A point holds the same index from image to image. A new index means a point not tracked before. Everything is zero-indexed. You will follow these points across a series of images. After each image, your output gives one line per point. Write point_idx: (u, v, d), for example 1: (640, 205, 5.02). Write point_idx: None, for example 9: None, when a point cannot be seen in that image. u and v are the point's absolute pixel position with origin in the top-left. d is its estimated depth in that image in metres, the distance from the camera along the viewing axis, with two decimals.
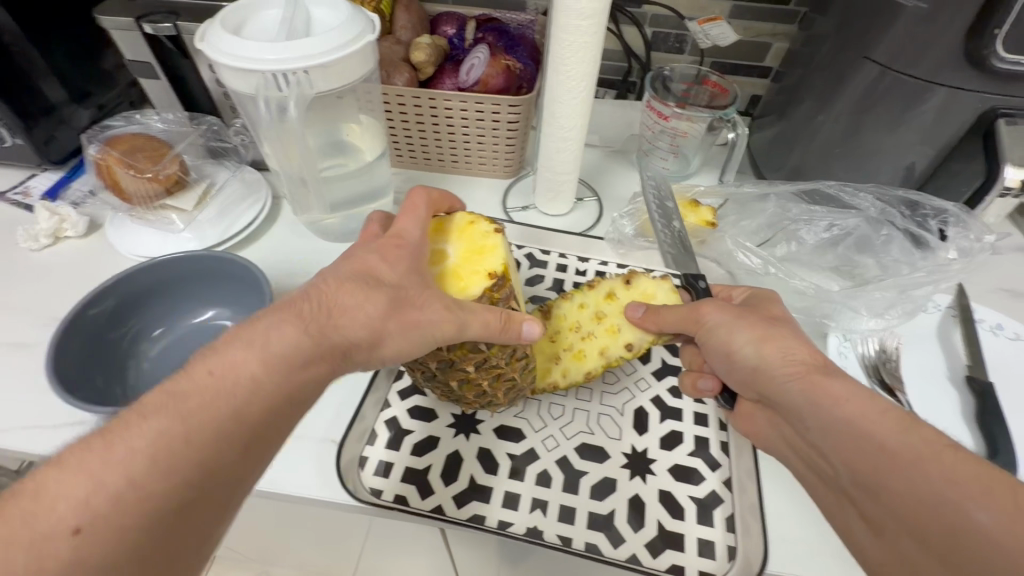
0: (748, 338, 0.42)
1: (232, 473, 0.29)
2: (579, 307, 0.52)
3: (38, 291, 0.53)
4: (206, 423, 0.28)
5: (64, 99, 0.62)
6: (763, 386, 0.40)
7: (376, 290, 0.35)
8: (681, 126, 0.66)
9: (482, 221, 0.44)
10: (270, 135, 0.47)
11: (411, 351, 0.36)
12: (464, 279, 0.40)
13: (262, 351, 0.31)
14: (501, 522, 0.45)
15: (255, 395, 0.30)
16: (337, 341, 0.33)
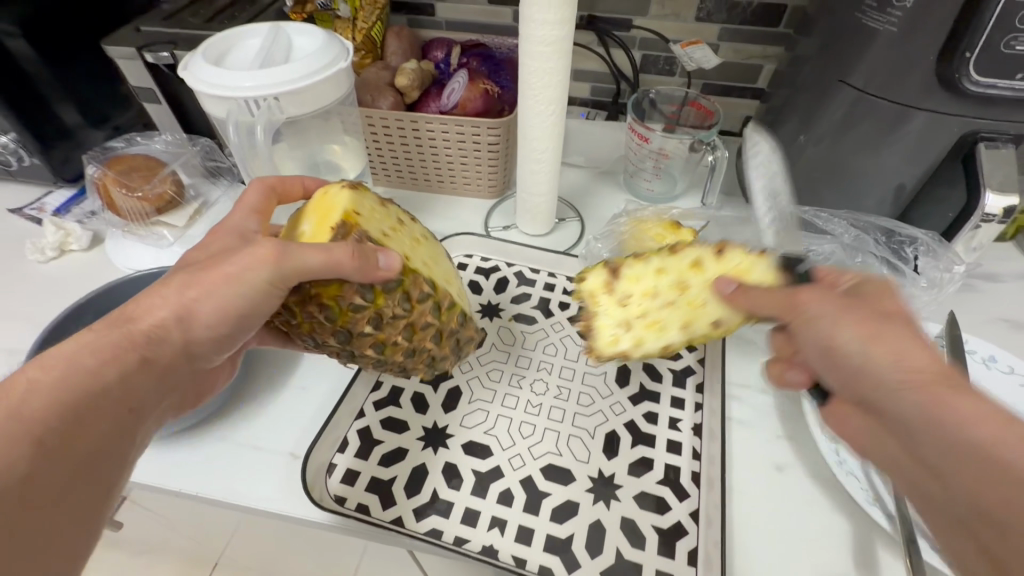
0: (889, 335, 0.30)
1: (57, 474, 0.27)
2: (655, 269, 0.44)
3: (39, 300, 0.57)
4: (7, 431, 0.26)
5: (79, 123, 0.66)
6: (870, 393, 0.30)
7: (166, 289, 0.34)
8: (664, 147, 0.65)
9: (331, 185, 0.41)
10: (243, 157, 0.49)
11: (230, 315, 0.34)
12: (317, 241, 0.37)
13: (51, 359, 0.29)
14: (457, 540, 0.40)
15: (52, 396, 0.28)
16: (134, 338, 0.32)
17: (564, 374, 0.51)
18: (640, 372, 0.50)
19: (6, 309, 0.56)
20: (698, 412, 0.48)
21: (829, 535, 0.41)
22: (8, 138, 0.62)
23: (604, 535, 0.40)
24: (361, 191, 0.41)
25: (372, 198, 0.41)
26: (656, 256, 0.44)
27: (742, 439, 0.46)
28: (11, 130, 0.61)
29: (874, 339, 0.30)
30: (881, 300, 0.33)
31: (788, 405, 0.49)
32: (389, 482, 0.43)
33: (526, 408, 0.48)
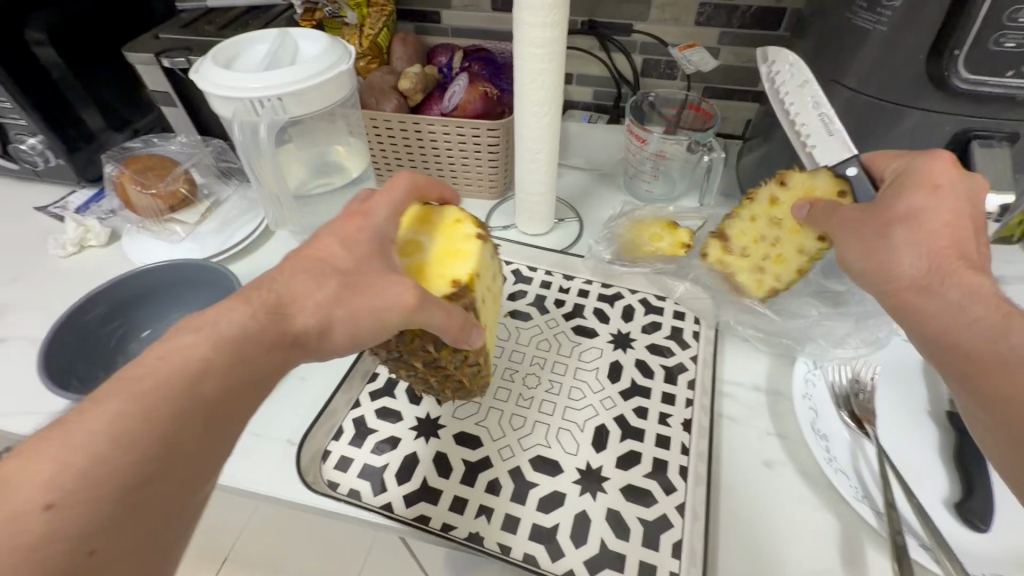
0: (890, 243, 0.38)
1: (195, 450, 0.29)
2: (750, 220, 0.53)
3: (59, 292, 0.60)
4: (161, 400, 0.28)
5: (102, 126, 0.70)
6: (897, 228, 0.38)
7: (325, 280, 0.35)
8: (661, 149, 0.66)
9: (467, 221, 0.43)
10: (248, 156, 0.51)
11: (365, 335, 0.35)
12: (428, 279, 0.39)
13: (213, 335, 0.31)
14: (445, 526, 0.41)
15: (207, 376, 0.30)
16: (288, 329, 0.34)
17: (557, 369, 0.52)
18: (631, 369, 0.51)
19: (29, 301, 0.59)
20: (689, 408, 0.48)
21: (816, 532, 0.41)
22: (36, 140, 0.66)
23: (589, 526, 0.41)
24: (489, 245, 0.43)
25: (490, 251, 0.44)
26: (743, 209, 0.53)
27: (732, 435, 0.47)
28: (39, 133, 0.64)
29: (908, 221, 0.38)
30: (949, 174, 0.39)
31: (779, 402, 0.49)
32: (380, 470, 0.44)
33: (518, 401, 0.49)
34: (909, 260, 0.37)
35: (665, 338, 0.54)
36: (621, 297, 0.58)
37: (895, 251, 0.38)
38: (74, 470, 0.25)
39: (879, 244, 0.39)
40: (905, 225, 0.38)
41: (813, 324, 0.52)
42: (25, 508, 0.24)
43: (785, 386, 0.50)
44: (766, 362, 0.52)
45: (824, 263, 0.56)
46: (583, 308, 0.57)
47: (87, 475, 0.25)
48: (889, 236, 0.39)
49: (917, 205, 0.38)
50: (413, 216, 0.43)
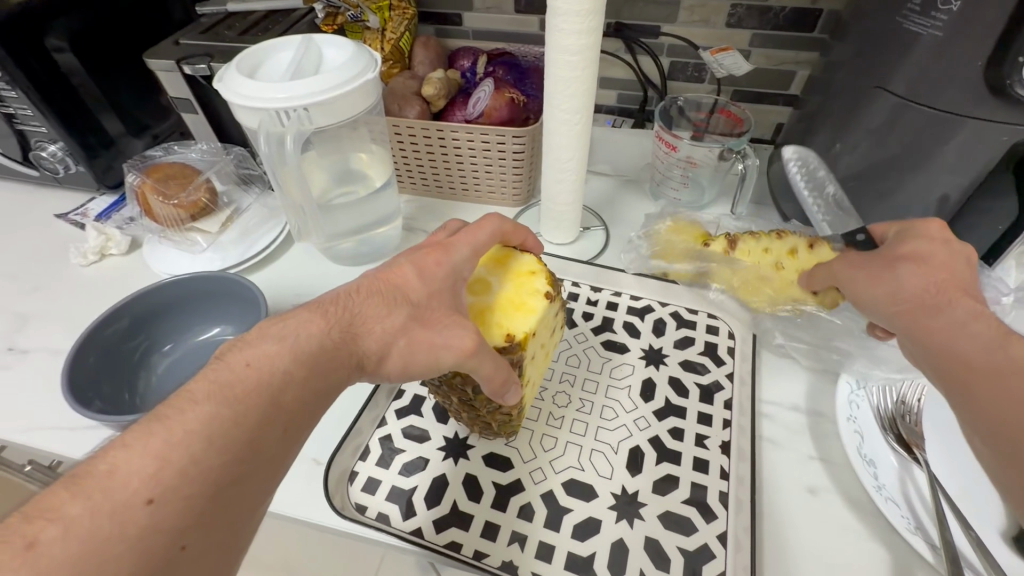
0: (898, 273, 0.40)
1: (272, 459, 0.30)
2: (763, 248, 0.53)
3: (81, 303, 0.59)
4: (249, 408, 0.29)
5: (122, 132, 0.69)
6: (898, 263, 0.41)
7: (397, 307, 0.36)
8: (691, 155, 0.64)
9: (542, 276, 0.41)
10: (274, 168, 0.50)
11: (418, 370, 0.35)
12: (486, 324, 0.39)
13: (293, 347, 0.32)
14: (477, 553, 0.40)
15: (289, 386, 0.31)
16: (358, 346, 0.35)
17: (588, 387, 0.50)
18: (665, 388, 0.49)
19: (50, 311, 0.58)
20: (727, 429, 0.46)
21: (866, 565, 0.39)
22: (56, 147, 0.65)
23: (627, 556, 0.39)
24: (555, 305, 0.42)
25: (555, 309, 0.43)
26: (767, 236, 0.53)
27: (773, 459, 0.45)
28: (60, 140, 0.64)
29: (912, 258, 0.41)
30: (943, 232, 0.42)
31: (821, 423, 0.47)
32: (409, 492, 0.43)
33: (548, 420, 0.48)
34: (914, 291, 0.39)
35: (699, 354, 0.52)
36: (652, 310, 0.56)
37: (899, 281, 0.40)
38: (173, 467, 0.26)
39: (890, 281, 0.40)
40: (913, 259, 0.41)
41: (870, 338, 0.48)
42: (132, 499, 0.25)
43: (827, 406, 0.48)
44: (804, 381, 0.50)
45: None
46: (612, 322, 0.55)
47: (186, 473, 0.26)
48: (895, 270, 0.41)
49: (915, 247, 0.41)
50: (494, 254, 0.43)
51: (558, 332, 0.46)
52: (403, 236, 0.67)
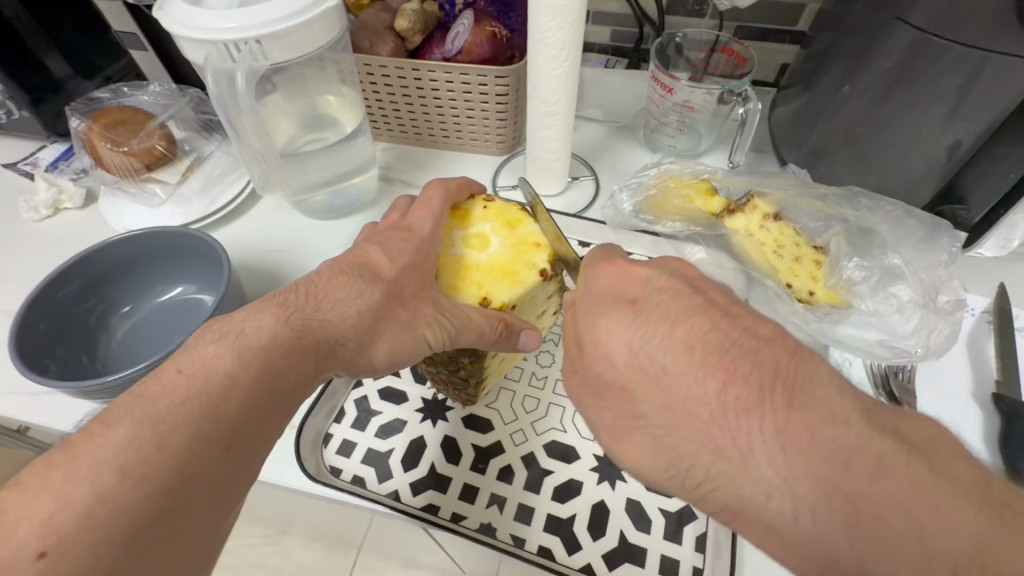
0: (604, 331, 0.30)
1: (211, 484, 0.26)
2: (779, 238, 0.50)
3: (36, 261, 0.56)
4: (177, 426, 0.25)
5: (68, 74, 0.61)
6: (639, 394, 0.28)
7: (370, 285, 0.34)
8: (689, 99, 0.59)
9: (545, 250, 0.38)
10: (227, 112, 0.45)
11: (407, 353, 0.34)
12: (467, 283, 0.37)
13: (238, 346, 0.29)
14: (454, 516, 0.39)
15: (231, 394, 0.27)
16: (324, 339, 0.31)
17: None
18: None
19: (4, 269, 0.55)
20: None
21: None
22: None
23: (608, 517, 0.39)
24: (550, 284, 0.39)
25: (549, 289, 0.40)
26: (785, 232, 0.50)
27: None
28: None
29: (651, 376, 0.27)
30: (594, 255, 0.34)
31: None
32: (385, 455, 0.42)
33: (531, 381, 0.46)
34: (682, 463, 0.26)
35: None
36: None
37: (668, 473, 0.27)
38: (76, 507, 0.22)
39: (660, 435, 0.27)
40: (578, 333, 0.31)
41: (870, 294, 0.46)
42: (18, 553, 0.21)
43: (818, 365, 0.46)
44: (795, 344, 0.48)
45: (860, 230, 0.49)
46: None
47: (90, 515, 0.22)
48: (645, 414, 0.28)
49: (627, 347, 0.28)
50: (503, 213, 0.40)
51: (548, 315, 0.44)
52: (380, 187, 0.63)
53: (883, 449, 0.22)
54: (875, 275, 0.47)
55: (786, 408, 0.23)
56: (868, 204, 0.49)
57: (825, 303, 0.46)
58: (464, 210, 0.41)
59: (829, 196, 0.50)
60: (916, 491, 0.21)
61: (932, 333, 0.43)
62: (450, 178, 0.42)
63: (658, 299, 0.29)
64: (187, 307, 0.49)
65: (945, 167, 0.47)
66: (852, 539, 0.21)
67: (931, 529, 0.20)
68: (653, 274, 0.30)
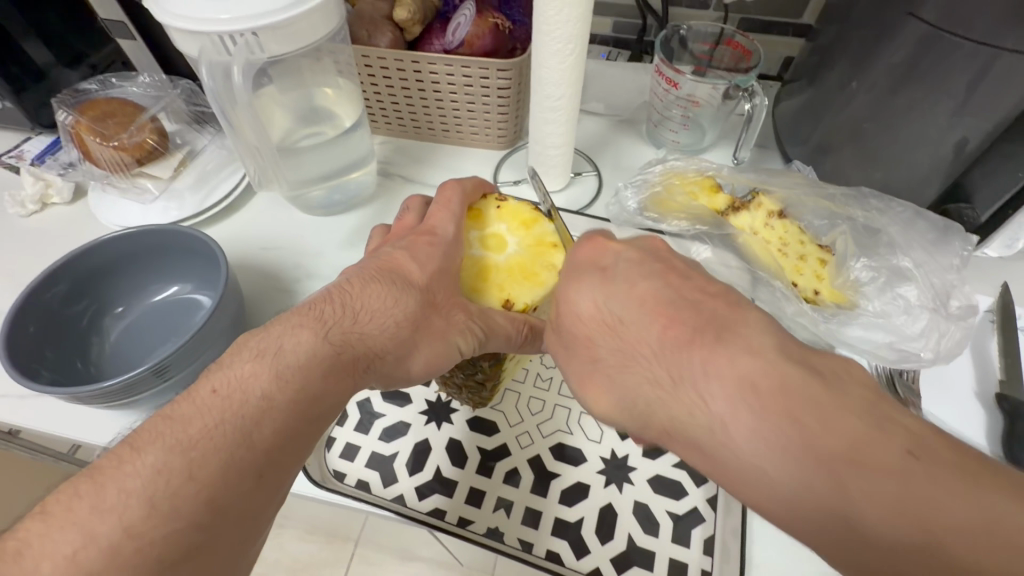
0: (575, 289, 0.30)
1: (242, 514, 0.25)
2: (791, 237, 0.49)
3: (24, 258, 0.54)
4: (209, 453, 0.24)
5: (51, 62, 0.59)
6: (600, 347, 0.28)
7: (405, 294, 0.33)
8: (694, 93, 0.58)
9: (563, 251, 0.38)
10: (222, 105, 0.44)
11: (440, 361, 0.34)
12: (489, 285, 0.37)
13: (275, 365, 0.28)
14: (461, 520, 0.39)
15: (266, 419, 0.26)
16: (362, 355, 0.31)
17: None
18: None
19: None
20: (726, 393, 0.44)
21: None
22: None
23: (616, 520, 0.38)
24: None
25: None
26: (796, 232, 0.49)
27: None
28: None
29: (608, 326, 0.28)
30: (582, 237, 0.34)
31: None
32: (390, 459, 0.41)
33: (536, 382, 0.45)
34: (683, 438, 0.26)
35: None
36: None
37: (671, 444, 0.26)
38: (99, 544, 0.21)
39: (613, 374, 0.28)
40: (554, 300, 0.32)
41: (876, 294, 0.46)
42: None
43: None
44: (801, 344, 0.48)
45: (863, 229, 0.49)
46: None
47: (117, 552, 0.22)
48: (600, 357, 0.29)
49: (591, 304, 0.29)
50: (518, 213, 0.39)
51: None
52: (379, 182, 0.62)
53: (790, 373, 0.21)
54: (882, 276, 0.47)
55: (712, 343, 0.24)
56: (878, 206, 0.48)
57: (830, 302, 0.46)
58: (478, 210, 0.40)
59: (838, 195, 0.50)
60: (815, 405, 0.20)
61: (942, 338, 0.43)
62: (465, 176, 0.41)
63: (624, 264, 0.30)
64: (183, 307, 0.48)
65: (951, 165, 0.47)
66: (759, 448, 0.21)
67: (831, 438, 0.19)
68: (624, 248, 0.31)
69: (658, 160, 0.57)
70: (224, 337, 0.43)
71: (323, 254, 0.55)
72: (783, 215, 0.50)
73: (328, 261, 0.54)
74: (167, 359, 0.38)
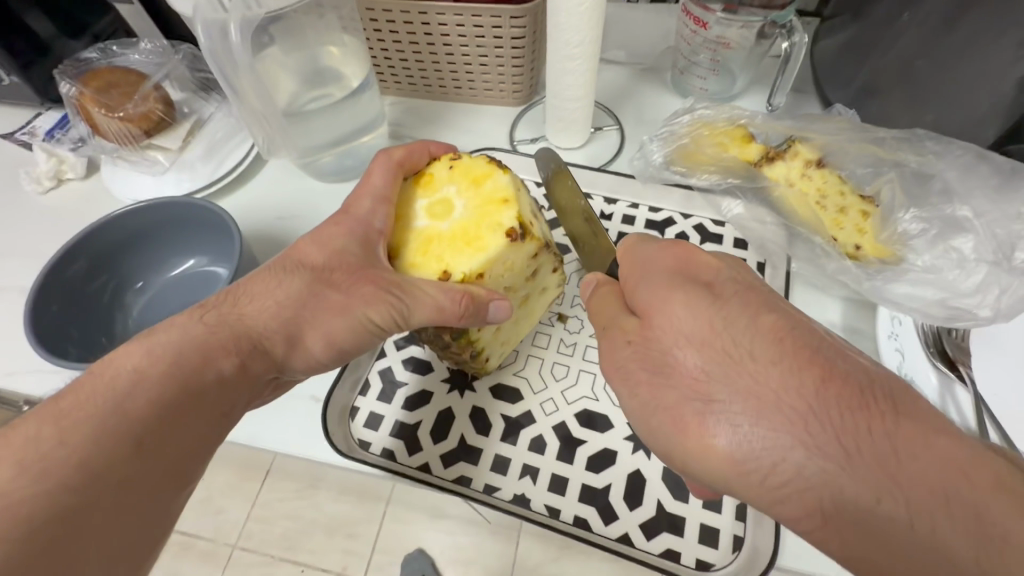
0: (677, 313, 0.28)
1: (122, 480, 0.25)
2: (828, 185, 0.45)
3: (47, 235, 0.54)
4: (80, 421, 0.26)
5: (53, 33, 0.57)
6: (716, 382, 0.26)
7: (290, 275, 0.33)
8: (725, 34, 0.53)
9: (513, 207, 0.35)
10: (223, 70, 0.41)
11: (342, 337, 0.33)
12: (429, 257, 0.35)
13: (148, 344, 0.29)
14: (487, 487, 0.38)
15: (138, 389, 0.27)
16: (242, 334, 0.31)
17: None
18: None
19: (17, 243, 0.54)
20: None
21: None
22: None
23: (644, 486, 0.38)
24: (524, 244, 0.35)
25: (529, 251, 0.36)
26: (834, 180, 0.45)
27: None
28: None
29: (740, 364, 0.26)
30: (670, 253, 0.32)
31: (858, 342, 0.43)
32: (413, 428, 0.41)
33: (559, 348, 0.44)
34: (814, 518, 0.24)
35: None
36: (674, 223, 0.51)
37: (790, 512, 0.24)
38: None
39: (728, 413, 0.25)
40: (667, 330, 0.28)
41: (926, 247, 0.43)
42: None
43: (865, 324, 0.44)
44: (839, 302, 0.45)
45: (913, 177, 0.45)
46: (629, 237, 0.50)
47: None
48: (715, 395, 0.26)
49: (705, 325, 0.27)
50: (468, 170, 0.37)
51: (547, 276, 0.40)
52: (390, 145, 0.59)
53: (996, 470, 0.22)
54: (934, 227, 0.43)
55: (891, 413, 0.23)
56: (935, 148, 0.44)
57: (873, 257, 0.43)
58: (428, 174, 0.38)
59: (885, 142, 0.46)
60: None
61: (1002, 294, 0.39)
62: (400, 145, 0.40)
63: (736, 288, 0.28)
64: (201, 280, 0.48)
65: (1013, 104, 0.41)
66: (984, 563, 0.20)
67: None
68: (725, 265, 0.30)
69: (686, 109, 0.53)
70: None
71: None
72: (820, 163, 0.47)
73: None
74: None
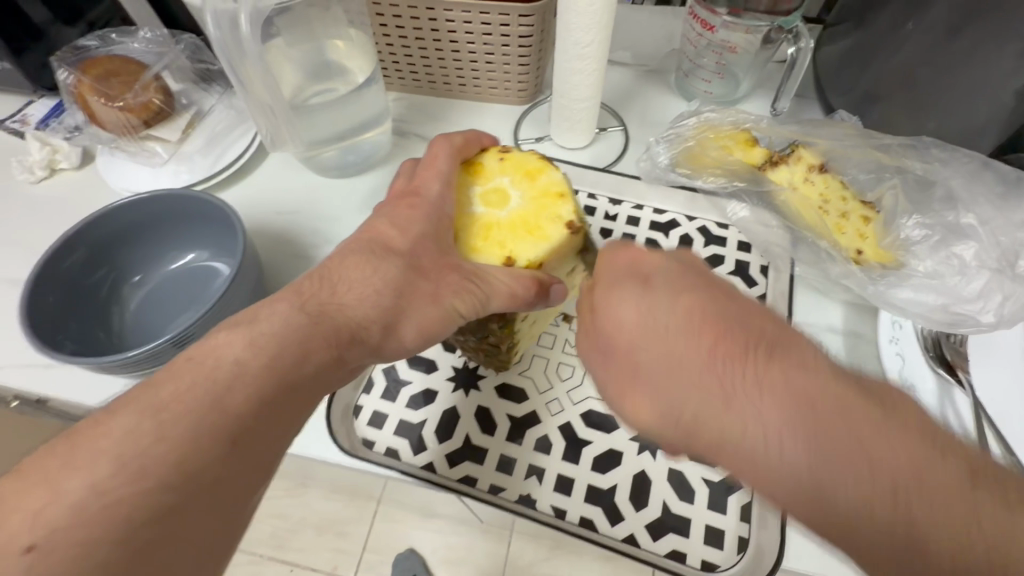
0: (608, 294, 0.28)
1: (217, 482, 0.24)
2: (831, 192, 0.47)
3: (39, 226, 0.53)
4: (178, 415, 0.25)
5: (48, 20, 0.56)
6: (640, 353, 0.26)
7: (386, 261, 0.33)
8: (731, 39, 0.54)
9: (570, 202, 0.36)
10: (229, 59, 0.41)
11: (433, 327, 0.33)
12: (490, 243, 0.36)
13: (251, 333, 0.28)
14: (493, 488, 0.38)
15: (239, 384, 0.26)
16: (344, 325, 0.31)
17: None
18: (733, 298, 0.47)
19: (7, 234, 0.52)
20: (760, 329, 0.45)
21: None
22: None
23: (650, 487, 0.38)
24: (578, 238, 0.37)
25: (579, 243, 0.38)
26: (835, 186, 0.47)
27: None
28: None
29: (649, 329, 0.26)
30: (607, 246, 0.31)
31: (860, 346, 0.44)
32: (418, 426, 0.41)
33: (564, 348, 0.44)
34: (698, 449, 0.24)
35: (730, 274, 0.48)
36: (678, 225, 0.51)
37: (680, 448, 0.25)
38: (70, 500, 0.22)
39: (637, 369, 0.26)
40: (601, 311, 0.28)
41: (926, 254, 0.44)
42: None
43: (866, 328, 0.45)
44: (840, 306, 0.46)
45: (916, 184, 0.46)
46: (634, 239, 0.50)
47: (82, 508, 0.22)
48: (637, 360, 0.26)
49: (629, 308, 0.27)
50: (523, 163, 0.38)
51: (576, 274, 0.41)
52: (393, 141, 0.59)
53: (847, 395, 0.22)
54: (936, 234, 0.44)
55: (767, 360, 0.23)
56: (941, 156, 0.45)
57: (874, 262, 0.44)
58: (478, 164, 0.39)
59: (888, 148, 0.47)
60: (870, 434, 0.21)
61: (1007, 300, 0.40)
62: (456, 132, 0.40)
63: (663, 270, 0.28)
64: (203, 275, 0.47)
65: (1014, 114, 0.41)
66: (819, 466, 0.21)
67: (886, 453, 0.20)
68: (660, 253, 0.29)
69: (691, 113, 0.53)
70: (244, 306, 0.42)
71: (339, 218, 0.53)
72: (823, 168, 0.48)
73: (344, 226, 0.52)
74: (189, 331, 0.38)
